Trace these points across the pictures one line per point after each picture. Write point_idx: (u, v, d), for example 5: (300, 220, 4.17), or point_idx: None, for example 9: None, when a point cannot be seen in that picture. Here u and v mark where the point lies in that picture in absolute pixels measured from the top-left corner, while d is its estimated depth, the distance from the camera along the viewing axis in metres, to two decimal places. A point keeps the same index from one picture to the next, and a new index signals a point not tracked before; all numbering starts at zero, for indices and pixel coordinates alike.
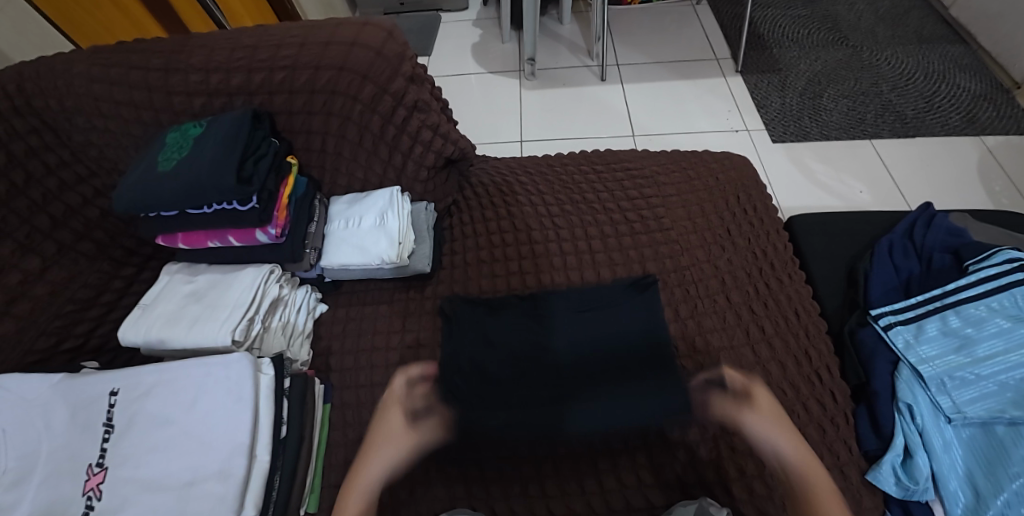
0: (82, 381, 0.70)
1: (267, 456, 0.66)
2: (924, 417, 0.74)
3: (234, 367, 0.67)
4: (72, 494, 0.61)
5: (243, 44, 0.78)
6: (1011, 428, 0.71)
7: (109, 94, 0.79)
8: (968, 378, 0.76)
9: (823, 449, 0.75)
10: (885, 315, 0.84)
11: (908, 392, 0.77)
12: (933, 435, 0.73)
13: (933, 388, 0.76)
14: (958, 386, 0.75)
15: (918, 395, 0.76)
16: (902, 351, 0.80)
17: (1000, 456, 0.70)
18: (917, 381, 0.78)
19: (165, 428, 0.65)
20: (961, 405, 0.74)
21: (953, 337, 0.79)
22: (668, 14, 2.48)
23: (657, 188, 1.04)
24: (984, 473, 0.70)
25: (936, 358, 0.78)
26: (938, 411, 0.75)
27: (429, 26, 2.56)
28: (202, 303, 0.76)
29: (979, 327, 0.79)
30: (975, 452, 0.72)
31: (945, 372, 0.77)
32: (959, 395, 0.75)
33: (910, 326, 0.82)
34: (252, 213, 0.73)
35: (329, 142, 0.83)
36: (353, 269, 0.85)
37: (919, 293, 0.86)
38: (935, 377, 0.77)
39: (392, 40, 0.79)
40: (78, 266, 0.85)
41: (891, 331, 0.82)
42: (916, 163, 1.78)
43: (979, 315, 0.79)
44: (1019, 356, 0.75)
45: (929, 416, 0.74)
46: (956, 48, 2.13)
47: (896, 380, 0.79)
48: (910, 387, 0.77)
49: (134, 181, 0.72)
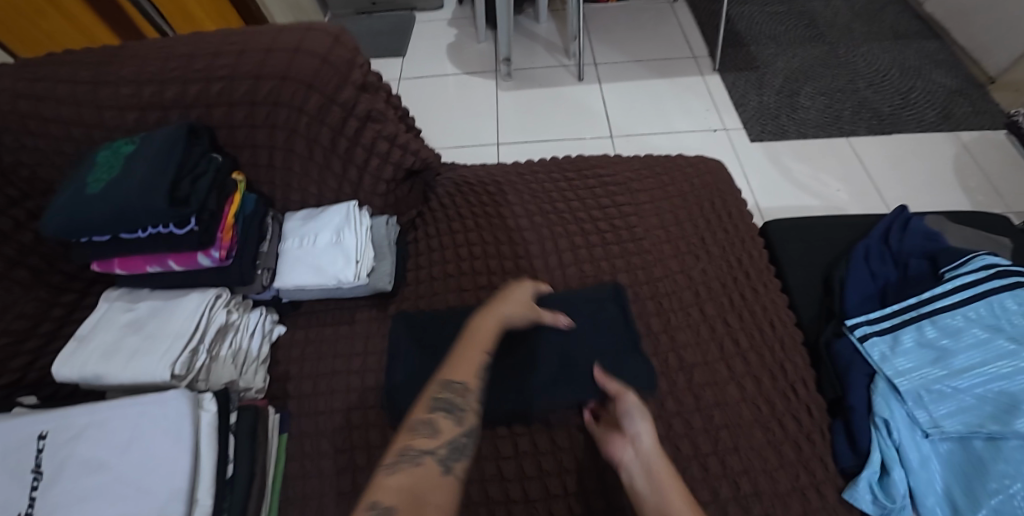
0: (10, 421, 0.63)
1: (210, 499, 0.60)
2: (900, 432, 0.72)
3: (170, 405, 0.61)
4: None
5: (178, 54, 0.73)
6: (989, 443, 0.70)
7: (35, 110, 0.74)
8: (946, 391, 0.74)
9: (801, 467, 0.72)
10: (861, 326, 0.82)
11: (884, 406, 0.75)
12: (910, 450, 0.71)
13: (910, 402, 0.74)
14: (935, 400, 0.73)
15: (895, 410, 0.74)
16: (879, 363, 0.79)
17: (978, 472, 0.68)
18: (894, 394, 0.76)
19: (97, 473, 0.59)
20: (937, 419, 0.72)
21: (930, 349, 0.78)
22: (645, 11, 2.45)
23: (629, 195, 1.01)
24: (963, 490, 0.68)
25: (913, 370, 0.76)
26: (916, 426, 0.73)
27: (403, 25, 2.50)
28: (142, 333, 0.70)
29: (957, 338, 0.77)
30: (952, 468, 0.70)
31: (922, 385, 0.75)
32: (937, 408, 0.73)
33: (887, 337, 0.80)
34: (191, 236, 0.68)
35: (277, 156, 0.78)
36: (309, 290, 0.80)
37: (896, 301, 0.84)
38: (912, 390, 0.75)
39: (339, 46, 0.74)
40: (11, 295, 0.79)
41: (867, 343, 0.80)
42: (893, 160, 1.78)
43: (956, 326, 0.78)
44: (997, 368, 0.73)
45: (906, 431, 0.73)
46: (930, 43, 2.14)
47: (873, 393, 0.77)
48: (887, 401, 0.75)
49: (61, 204, 0.66)
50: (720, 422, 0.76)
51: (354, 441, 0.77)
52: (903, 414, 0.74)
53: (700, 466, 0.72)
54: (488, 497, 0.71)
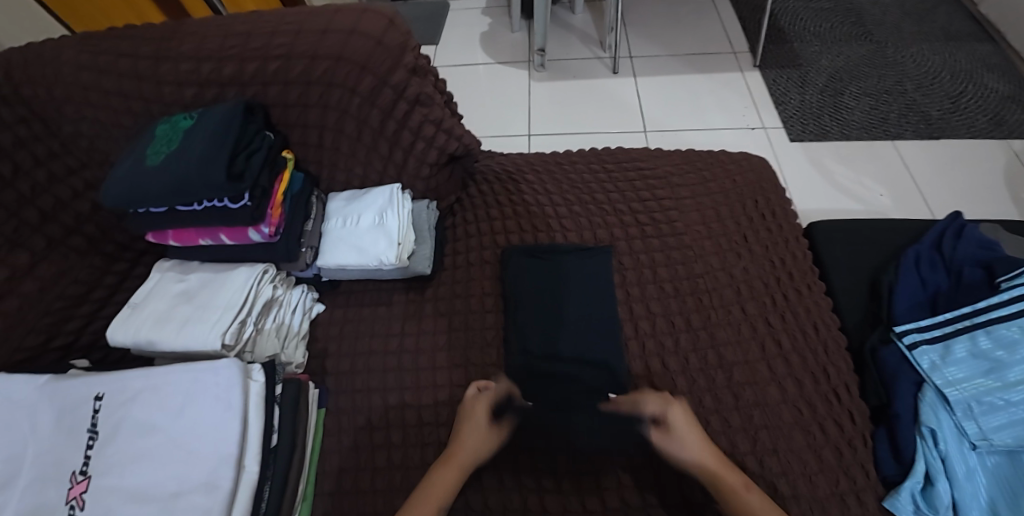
0: (67, 382, 0.65)
1: (256, 466, 0.61)
2: (948, 442, 0.70)
3: (222, 374, 0.63)
4: (56, 500, 0.58)
5: (236, 31, 0.73)
6: None
7: (98, 83, 0.76)
8: (997, 403, 0.71)
9: (844, 473, 0.71)
10: (911, 333, 0.80)
11: (932, 415, 0.73)
12: (959, 462, 0.69)
13: (958, 412, 0.72)
14: (987, 412, 0.71)
15: (942, 420, 0.72)
16: (928, 372, 0.76)
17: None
18: (943, 403, 0.74)
19: (151, 435, 0.60)
20: (988, 432, 0.70)
21: (983, 360, 0.75)
22: (685, 4, 2.40)
23: (671, 189, 0.99)
24: (1008, 505, 0.66)
25: (964, 381, 0.74)
26: (965, 437, 0.71)
27: (437, 14, 2.50)
28: (194, 304, 0.72)
29: (1012, 351, 0.74)
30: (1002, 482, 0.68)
31: (972, 396, 0.72)
32: (988, 421, 0.70)
33: (937, 346, 0.78)
34: (244, 211, 0.69)
35: (326, 136, 0.78)
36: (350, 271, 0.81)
37: (948, 310, 0.82)
38: (962, 402, 0.72)
39: (394, 29, 0.73)
40: (68, 261, 0.82)
41: (915, 351, 0.78)
42: (940, 166, 1.71)
43: (1012, 338, 0.74)
44: None
45: (954, 443, 0.70)
46: (984, 46, 2.04)
47: (919, 402, 0.75)
48: (934, 410, 0.73)
49: (121, 175, 0.68)
50: (759, 422, 0.74)
51: (391, 419, 0.78)
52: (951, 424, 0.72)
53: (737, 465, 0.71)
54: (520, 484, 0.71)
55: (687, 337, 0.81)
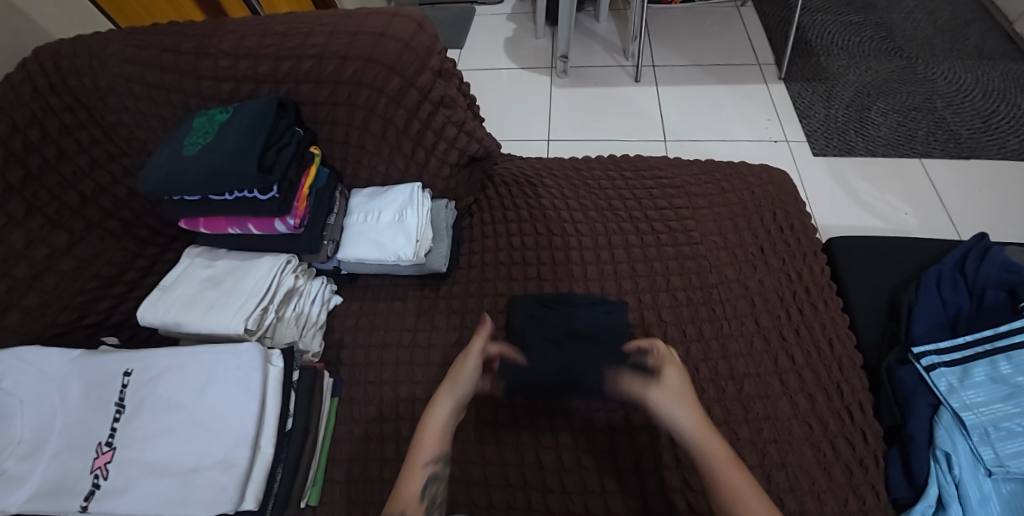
0: (96, 357, 0.68)
1: (271, 448, 0.64)
2: (963, 468, 0.69)
3: (244, 356, 0.65)
4: (80, 469, 0.61)
5: (274, 31, 0.77)
6: None
7: (141, 75, 0.79)
8: (1015, 430, 0.70)
9: (852, 491, 0.70)
10: (929, 354, 0.78)
11: (947, 439, 0.71)
12: (973, 489, 0.68)
13: (974, 437, 0.71)
14: (1003, 438, 0.70)
15: (957, 444, 0.71)
16: (945, 394, 0.75)
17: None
18: (959, 427, 0.72)
19: (174, 412, 0.63)
20: (1004, 459, 0.69)
21: (1003, 384, 0.73)
22: (710, 15, 2.39)
23: (687, 199, 0.99)
24: None
25: (982, 405, 0.73)
26: (980, 464, 0.70)
27: (464, 19, 2.53)
28: (220, 289, 0.75)
29: None
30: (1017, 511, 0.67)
31: (989, 422, 0.71)
32: (1004, 447, 0.69)
33: (956, 369, 0.76)
34: (272, 202, 0.72)
35: (353, 134, 0.81)
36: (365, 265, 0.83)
37: (968, 333, 0.80)
38: (978, 427, 0.71)
39: (423, 33, 0.76)
40: (104, 243, 0.86)
41: (933, 372, 0.77)
42: (968, 187, 1.67)
43: None
44: None
45: (969, 468, 0.69)
46: (1019, 66, 1.99)
47: (934, 424, 0.74)
48: (949, 434, 0.72)
49: (160, 164, 0.72)
50: (768, 436, 0.74)
51: (400, 412, 0.79)
52: (966, 450, 0.71)
53: (744, 476, 0.71)
54: (525, 481, 0.73)
55: (698, 346, 0.81)
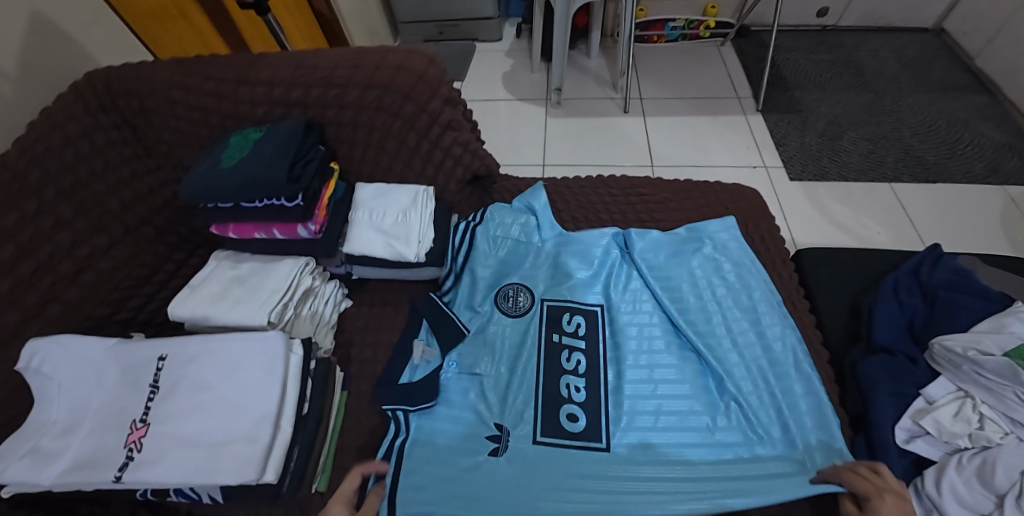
0: (132, 346, 0.79)
1: (290, 428, 0.73)
2: (601, 334, 0.93)
3: (270, 343, 0.76)
4: (116, 444, 0.70)
5: (305, 63, 0.90)
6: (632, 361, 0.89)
7: (184, 98, 0.92)
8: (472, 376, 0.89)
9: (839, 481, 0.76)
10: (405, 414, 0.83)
11: (455, 398, 0.87)
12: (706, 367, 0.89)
13: (629, 398, 0.85)
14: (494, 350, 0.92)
15: (608, 373, 0.89)
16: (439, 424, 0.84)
17: (785, 405, 0.82)
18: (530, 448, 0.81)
19: (202, 392, 0.73)
20: (711, 409, 0.84)
21: (478, 476, 0.77)
22: (692, 54, 2.57)
23: (668, 213, 1.12)
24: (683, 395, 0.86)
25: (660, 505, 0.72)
26: (626, 344, 0.91)
27: (464, 54, 2.66)
28: (245, 287, 0.84)
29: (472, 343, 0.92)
30: (749, 374, 0.85)
31: (658, 436, 0.82)
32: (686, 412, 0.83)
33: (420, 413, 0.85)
34: (297, 209, 0.82)
35: (369, 152, 0.95)
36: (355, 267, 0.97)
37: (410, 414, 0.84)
38: (681, 449, 0.80)
39: (434, 66, 0.91)
40: (137, 246, 0.95)
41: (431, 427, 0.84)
42: (931, 205, 1.84)
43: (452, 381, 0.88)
44: (480, 346, 0.92)
45: (620, 341, 0.92)
46: (980, 98, 2.19)
47: (558, 425, 0.83)
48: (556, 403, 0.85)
49: (201, 173, 0.82)
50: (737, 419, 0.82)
51: None
52: (479, 381, 0.88)
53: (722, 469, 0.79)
54: None
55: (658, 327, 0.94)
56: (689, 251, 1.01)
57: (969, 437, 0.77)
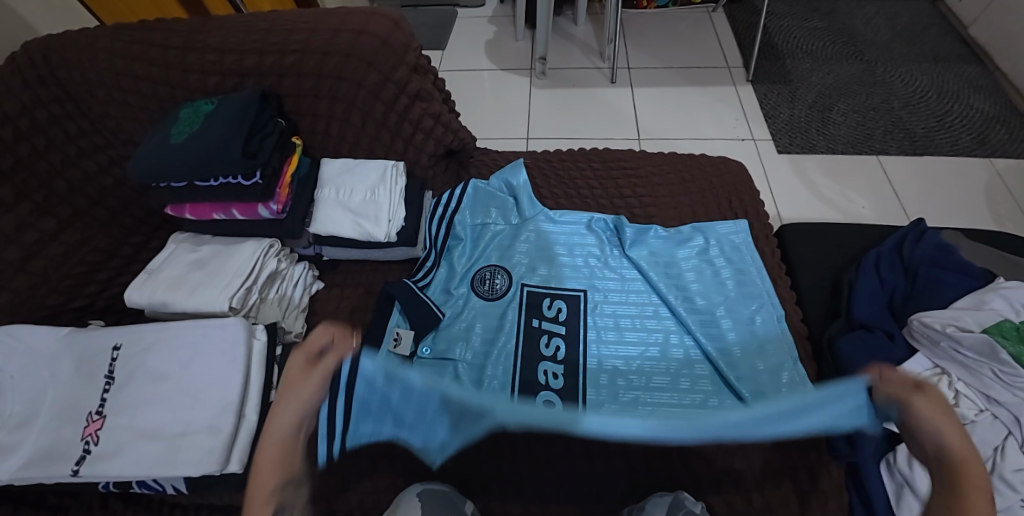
0: (87, 334, 0.75)
1: (255, 417, 0.71)
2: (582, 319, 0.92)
3: (230, 329, 0.73)
4: (73, 437, 0.67)
5: (259, 29, 0.86)
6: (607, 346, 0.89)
7: (130, 69, 0.86)
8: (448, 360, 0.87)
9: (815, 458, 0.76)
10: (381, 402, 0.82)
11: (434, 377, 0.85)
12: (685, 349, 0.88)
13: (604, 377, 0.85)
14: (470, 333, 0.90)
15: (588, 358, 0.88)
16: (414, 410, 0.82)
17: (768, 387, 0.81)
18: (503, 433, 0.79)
19: (161, 382, 0.70)
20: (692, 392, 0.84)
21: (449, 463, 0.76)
22: (681, 20, 2.49)
23: (650, 188, 1.08)
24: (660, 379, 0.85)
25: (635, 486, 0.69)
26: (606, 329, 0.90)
27: (445, 21, 2.55)
28: (205, 270, 0.80)
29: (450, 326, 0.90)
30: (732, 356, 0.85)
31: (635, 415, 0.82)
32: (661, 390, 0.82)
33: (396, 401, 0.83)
34: (255, 187, 0.77)
35: (333, 125, 0.89)
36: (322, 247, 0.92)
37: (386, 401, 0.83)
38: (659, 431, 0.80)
39: (399, 31, 0.87)
40: (90, 230, 0.90)
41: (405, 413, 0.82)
42: (918, 178, 1.83)
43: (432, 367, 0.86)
44: (457, 330, 0.90)
45: (600, 325, 0.91)
46: (972, 69, 2.16)
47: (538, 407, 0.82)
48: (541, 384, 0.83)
49: (149, 150, 0.77)
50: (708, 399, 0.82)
51: None
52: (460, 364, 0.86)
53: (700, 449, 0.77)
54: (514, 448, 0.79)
55: (639, 309, 0.93)
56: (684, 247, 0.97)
57: None
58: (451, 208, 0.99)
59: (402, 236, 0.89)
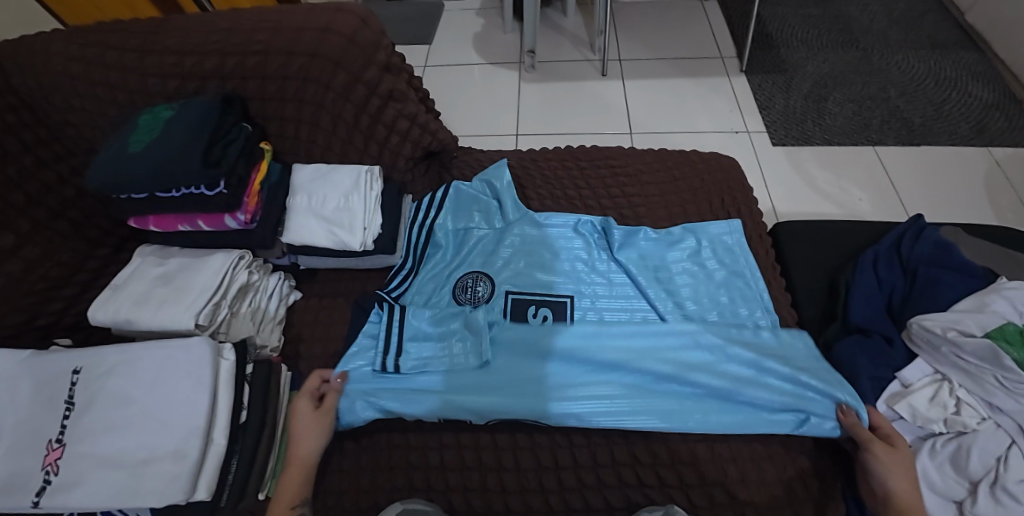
0: (48, 357, 0.71)
1: (224, 441, 0.67)
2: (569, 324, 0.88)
3: (196, 349, 0.69)
4: (31, 467, 0.64)
5: (218, 28, 0.82)
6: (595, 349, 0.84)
7: (86, 74, 0.82)
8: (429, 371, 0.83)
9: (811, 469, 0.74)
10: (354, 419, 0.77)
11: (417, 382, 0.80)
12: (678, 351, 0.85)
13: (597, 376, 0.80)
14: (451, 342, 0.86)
15: None
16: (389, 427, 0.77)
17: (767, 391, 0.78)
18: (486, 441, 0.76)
19: (125, 406, 0.67)
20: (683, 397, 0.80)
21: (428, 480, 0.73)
22: (674, 10, 2.43)
23: (639, 187, 1.05)
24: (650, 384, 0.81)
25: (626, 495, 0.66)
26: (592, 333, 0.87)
27: (432, 14, 2.49)
28: (170, 286, 0.76)
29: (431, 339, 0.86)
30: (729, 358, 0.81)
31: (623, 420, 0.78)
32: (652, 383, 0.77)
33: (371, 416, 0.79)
34: (219, 198, 0.73)
35: (304, 129, 0.85)
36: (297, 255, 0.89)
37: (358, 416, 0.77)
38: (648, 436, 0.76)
39: (367, 28, 0.83)
40: (53, 245, 0.85)
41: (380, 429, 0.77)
42: (916, 169, 1.79)
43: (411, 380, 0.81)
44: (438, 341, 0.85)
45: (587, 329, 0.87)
46: (970, 56, 2.11)
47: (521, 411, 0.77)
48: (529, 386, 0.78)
49: (106, 161, 0.72)
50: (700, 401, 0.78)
51: None
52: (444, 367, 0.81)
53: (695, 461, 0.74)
54: (499, 464, 0.75)
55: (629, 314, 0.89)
56: (676, 250, 0.94)
57: (944, 423, 0.74)
58: (432, 214, 0.96)
59: (380, 244, 0.85)
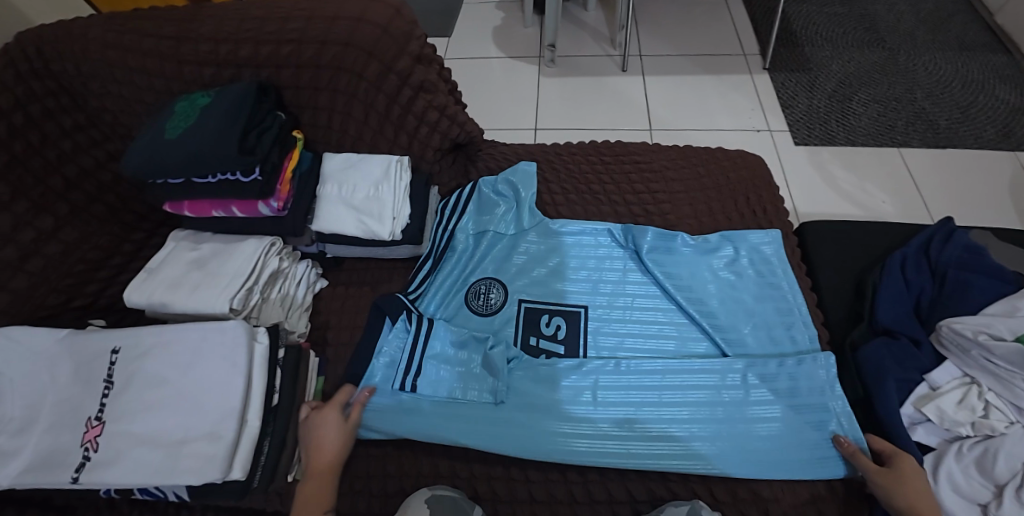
0: (86, 336, 0.73)
1: (257, 422, 0.68)
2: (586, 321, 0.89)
3: (231, 332, 0.70)
4: (72, 443, 0.66)
5: (252, 17, 0.83)
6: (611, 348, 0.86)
7: (123, 60, 0.84)
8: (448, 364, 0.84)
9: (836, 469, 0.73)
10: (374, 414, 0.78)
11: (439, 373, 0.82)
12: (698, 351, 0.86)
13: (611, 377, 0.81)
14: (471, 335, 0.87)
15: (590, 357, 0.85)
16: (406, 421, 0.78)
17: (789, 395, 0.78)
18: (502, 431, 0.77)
19: (162, 387, 0.68)
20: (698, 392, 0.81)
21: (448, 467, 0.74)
22: (696, 6, 2.40)
23: (664, 183, 1.04)
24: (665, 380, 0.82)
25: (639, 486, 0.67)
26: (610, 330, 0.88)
27: (453, 7, 2.49)
28: (204, 270, 0.77)
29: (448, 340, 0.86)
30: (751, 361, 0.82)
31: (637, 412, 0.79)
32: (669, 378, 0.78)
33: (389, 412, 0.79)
34: (254, 184, 0.74)
35: (335, 118, 0.86)
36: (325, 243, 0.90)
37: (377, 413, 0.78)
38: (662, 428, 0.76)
39: (400, 18, 0.83)
40: (89, 227, 0.87)
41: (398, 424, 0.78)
42: (940, 172, 1.76)
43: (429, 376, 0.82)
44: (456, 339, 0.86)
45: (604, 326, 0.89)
46: (999, 58, 2.07)
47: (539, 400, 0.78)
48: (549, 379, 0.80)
49: (144, 146, 0.74)
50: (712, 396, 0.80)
51: None
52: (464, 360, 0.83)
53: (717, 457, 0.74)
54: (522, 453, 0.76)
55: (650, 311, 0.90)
56: (714, 257, 0.93)
57: (971, 425, 0.74)
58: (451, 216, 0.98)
59: (408, 234, 0.86)
